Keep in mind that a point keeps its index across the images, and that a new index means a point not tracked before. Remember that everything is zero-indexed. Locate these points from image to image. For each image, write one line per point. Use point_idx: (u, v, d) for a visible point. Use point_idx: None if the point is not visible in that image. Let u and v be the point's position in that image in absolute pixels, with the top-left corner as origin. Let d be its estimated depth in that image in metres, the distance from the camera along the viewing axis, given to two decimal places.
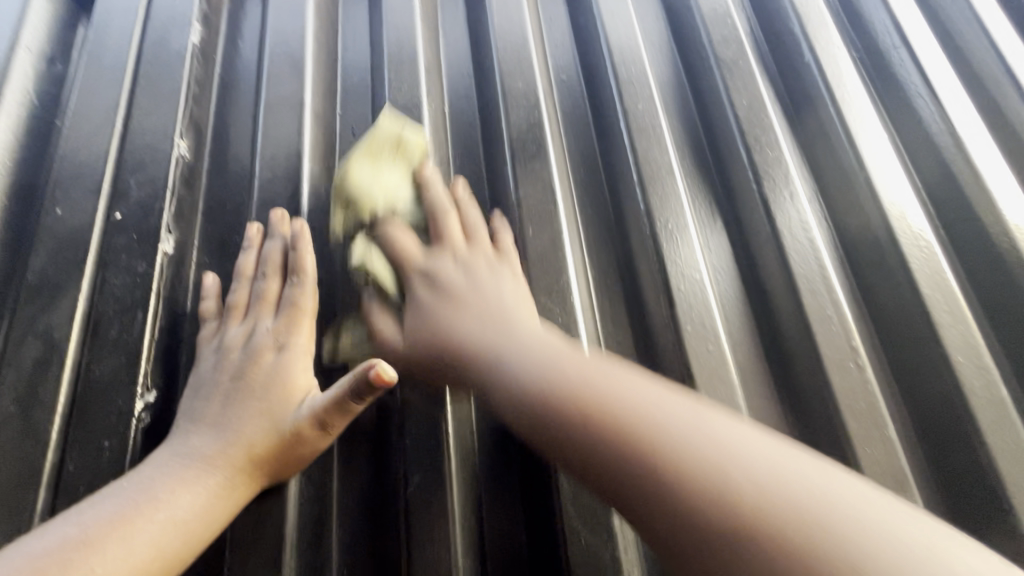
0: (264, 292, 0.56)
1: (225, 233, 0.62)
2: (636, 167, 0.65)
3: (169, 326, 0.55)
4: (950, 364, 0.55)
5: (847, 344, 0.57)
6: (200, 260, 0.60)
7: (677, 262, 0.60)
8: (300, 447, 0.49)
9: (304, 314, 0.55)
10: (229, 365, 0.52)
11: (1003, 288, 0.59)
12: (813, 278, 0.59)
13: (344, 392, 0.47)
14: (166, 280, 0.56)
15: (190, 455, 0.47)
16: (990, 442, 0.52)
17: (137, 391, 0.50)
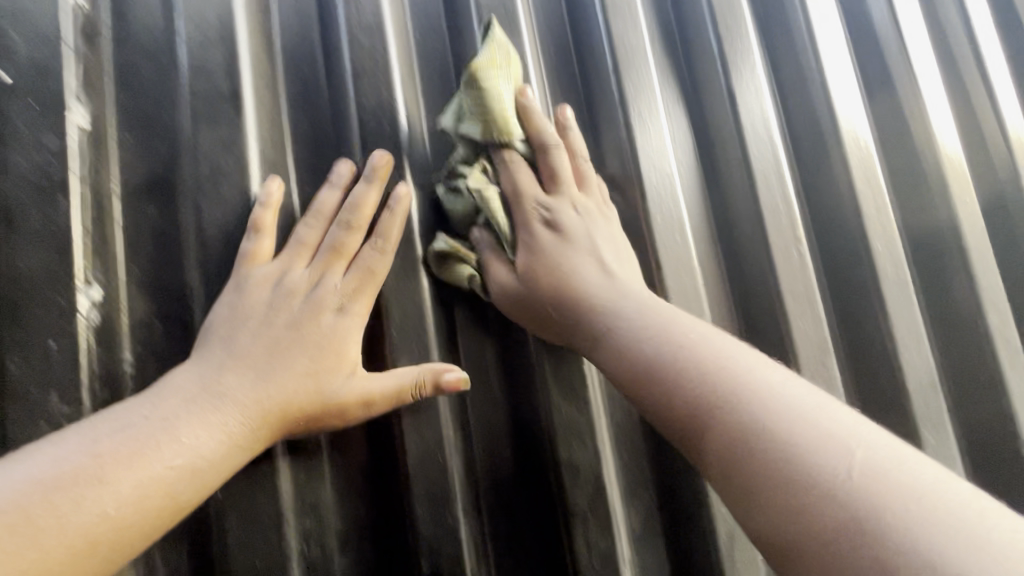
0: (341, 242, 0.51)
1: (145, 108, 0.52)
2: (613, 61, 0.63)
3: (99, 214, 0.50)
4: (874, 260, 0.63)
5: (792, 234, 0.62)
6: (120, 136, 0.52)
7: (651, 164, 0.61)
8: (340, 415, 0.48)
9: (372, 286, 0.51)
10: (279, 313, 0.49)
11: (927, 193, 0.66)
12: (770, 181, 0.63)
13: (406, 382, 0.49)
14: (85, 161, 0.50)
15: (218, 396, 0.45)
16: (894, 325, 0.62)
17: (77, 287, 0.47)
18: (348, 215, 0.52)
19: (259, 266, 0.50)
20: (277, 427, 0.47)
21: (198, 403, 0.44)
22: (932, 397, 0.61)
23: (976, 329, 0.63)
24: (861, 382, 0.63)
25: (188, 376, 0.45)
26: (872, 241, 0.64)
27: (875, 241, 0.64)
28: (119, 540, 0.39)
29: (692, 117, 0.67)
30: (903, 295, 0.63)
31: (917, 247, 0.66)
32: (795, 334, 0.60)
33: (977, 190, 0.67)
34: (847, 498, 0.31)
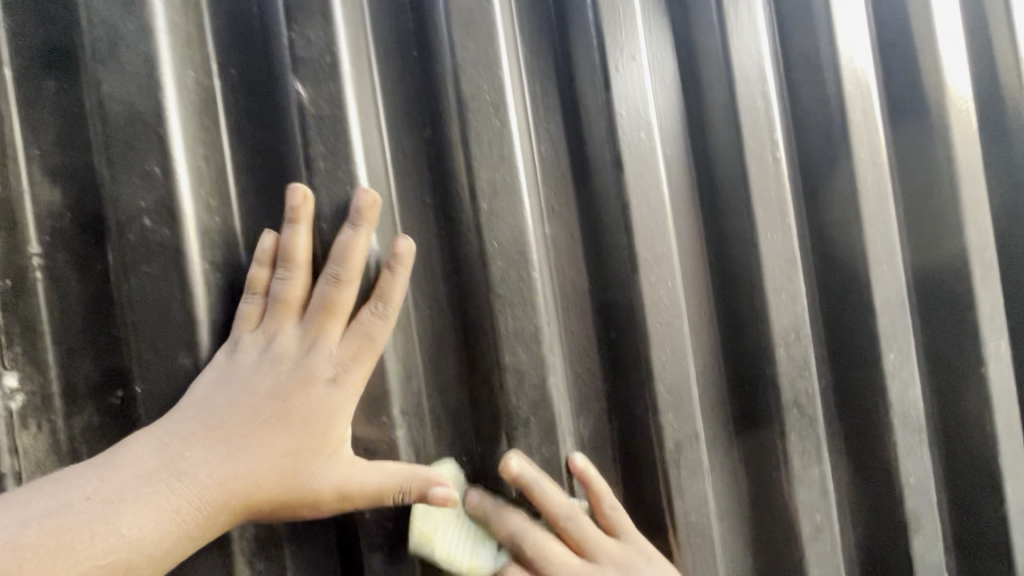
0: (330, 301, 0.46)
1: None
2: None
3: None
4: (858, 211, 0.60)
5: (768, 141, 0.58)
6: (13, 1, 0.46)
7: (626, 94, 0.54)
8: (313, 509, 0.46)
9: (368, 350, 0.46)
10: (260, 383, 0.45)
11: (919, 144, 0.64)
12: (757, 120, 0.58)
13: (394, 486, 0.46)
14: None
15: (181, 474, 0.41)
16: (873, 282, 0.60)
17: None
18: (335, 268, 0.46)
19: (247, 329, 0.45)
20: (241, 510, 0.43)
21: (159, 472, 0.41)
22: (896, 315, 0.61)
23: (944, 241, 0.63)
24: (825, 299, 0.62)
25: (140, 449, 0.42)
26: (852, 150, 0.61)
27: (856, 150, 0.61)
28: None
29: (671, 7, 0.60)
30: (877, 210, 0.61)
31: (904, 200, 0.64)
32: (765, 249, 0.57)
33: (973, 143, 0.64)
34: None
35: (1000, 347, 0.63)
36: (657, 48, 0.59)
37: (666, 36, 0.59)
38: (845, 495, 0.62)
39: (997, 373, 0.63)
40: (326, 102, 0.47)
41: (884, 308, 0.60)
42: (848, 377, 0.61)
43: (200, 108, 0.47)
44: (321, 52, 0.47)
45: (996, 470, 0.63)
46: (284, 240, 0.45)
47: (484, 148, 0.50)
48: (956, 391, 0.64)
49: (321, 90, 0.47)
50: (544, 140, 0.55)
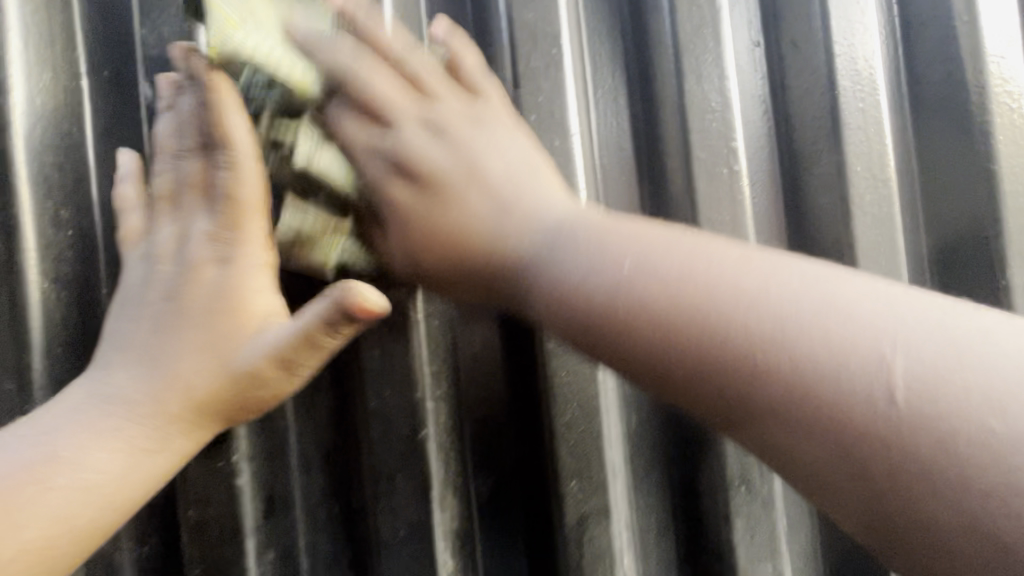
0: (199, 171, 0.41)
1: None
2: None
3: None
4: (853, 256, 0.48)
5: (726, 146, 0.46)
6: None
7: (541, 114, 0.45)
8: (259, 389, 0.38)
9: (252, 202, 0.40)
10: (161, 282, 0.40)
11: (943, 174, 0.51)
12: (716, 140, 0.46)
13: (312, 322, 0.35)
14: None
15: (104, 398, 0.37)
16: None
17: None
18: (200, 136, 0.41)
19: (132, 243, 0.43)
20: (190, 414, 0.38)
21: (79, 412, 0.37)
22: None
23: (974, 287, 0.49)
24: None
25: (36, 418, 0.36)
26: (844, 160, 0.48)
27: (849, 160, 0.48)
28: None
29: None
30: (877, 236, 0.47)
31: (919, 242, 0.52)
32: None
33: None
34: (816, 377, 0.28)
35: None
36: (596, 38, 0.50)
37: (613, 40, 0.50)
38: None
39: None
40: (183, 120, 0.42)
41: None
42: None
43: (58, 110, 0.44)
44: (175, 50, 0.42)
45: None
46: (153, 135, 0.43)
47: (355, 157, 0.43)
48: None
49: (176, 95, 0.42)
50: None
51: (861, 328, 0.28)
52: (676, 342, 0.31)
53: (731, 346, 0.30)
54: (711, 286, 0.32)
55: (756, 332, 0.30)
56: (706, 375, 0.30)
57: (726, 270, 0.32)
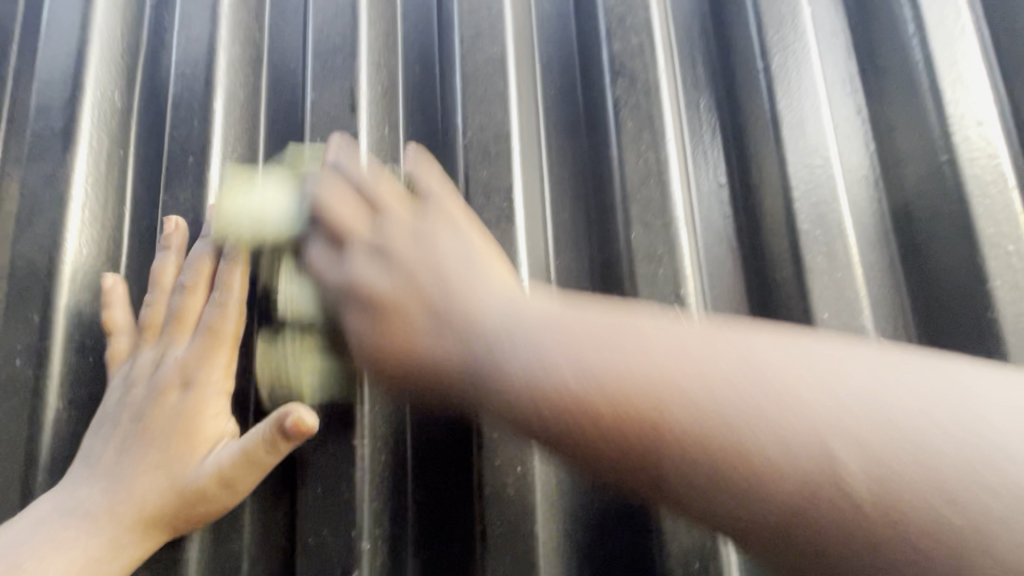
0: (181, 311, 0.49)
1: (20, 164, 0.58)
2: (465, 127, 0.51)
3: None
4: None
5: (675, 293, 0.45)
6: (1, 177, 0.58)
7: None
8: (201, 505, 0.45)
9: (228, 337, 0.48)
10: (135, 400, 0.47)
11: (938, 317, 0.47)
12: (662, 286, 0.45)
13: (256, 441, 0.43)
14: None
15: (77, 500, 0.44)
16: None
17: None
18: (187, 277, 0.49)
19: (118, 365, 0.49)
20: (143, 528, 0.44)
21: (63, 512, 0.44)
22: None
23: None
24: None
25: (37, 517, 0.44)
26: (812, 305, 0.45)
27: (816, 304, 0.45)
28: None
29: (581, 139, 0.53)
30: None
31: None
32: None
33: None
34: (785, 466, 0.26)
35: None
36: (558, 185, 0.53)
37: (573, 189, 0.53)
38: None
39: None
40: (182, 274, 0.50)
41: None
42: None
43: (98, 257, 0.53)
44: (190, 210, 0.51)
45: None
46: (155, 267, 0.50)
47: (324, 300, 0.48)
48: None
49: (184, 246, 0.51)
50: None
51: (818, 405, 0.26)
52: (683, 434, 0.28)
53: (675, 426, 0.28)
54: (681, 375, 0.29)
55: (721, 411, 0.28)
56: (681, 454, 0.28)
57: (706, 369, 0.29)
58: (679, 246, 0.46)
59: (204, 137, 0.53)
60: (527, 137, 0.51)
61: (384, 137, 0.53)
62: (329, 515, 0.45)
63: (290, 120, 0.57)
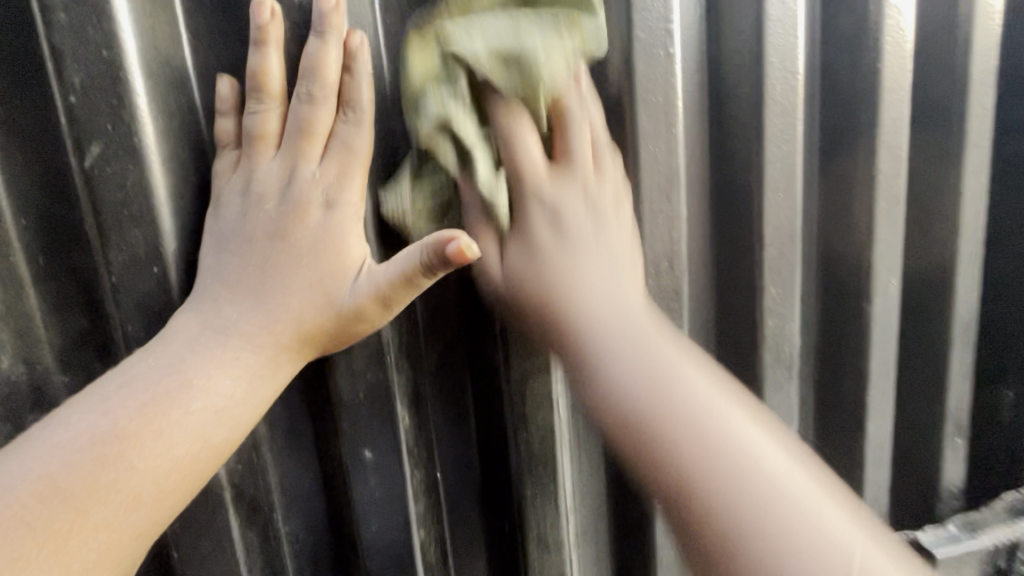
0: (306, 121, 0.41)
1: None
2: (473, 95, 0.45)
3: None
4: (757, 351, 0.58)
5: (673, 272, 0.53)
6: None
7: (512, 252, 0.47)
8: (359, 324, 0.42)
9: (364, 159, 0.42)
10: (267, 220, 0.41)
11: (838, 265, 0.62)
12: (660, 263, 0.52)
13: (413, 267, 0.40)
14: None
15: (221, 330, 0.40)
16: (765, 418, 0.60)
17: None
18: (305, 85, 0.40)
19: (223, 184, 0.41)
20: (296, 346, 0.42)
21: (198, 345, 0.39)
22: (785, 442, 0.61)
23: (850, 357, 0.63)
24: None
25: (143, 358, 0.38)
26: (764, 285, 0.57)
27: (769, 285, 0.57)
28: (164, 493, 0.37)
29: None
30: (781, 352, 0.58)
31: (824, 324, 0.63)
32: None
33: (896, 268, 0.61)
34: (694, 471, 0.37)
35: (879, 474, 0.66)
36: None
37: None
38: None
39: (868, 502, 0.66)
40: (141, 266, 0.40)
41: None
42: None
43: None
44: (135, 196, 0.39)
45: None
46: (253, 67, 0.40)
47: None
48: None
49: (135, 248, 0.40)
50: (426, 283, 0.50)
51: (780, 494, 0.36)
52: (640, 404, 0.41)
53: (663, 416, 0.40)
54: (705, 419, 0.39)
55: (706, 445, 0.38)
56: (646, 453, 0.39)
57: (738, 430, 0.39)
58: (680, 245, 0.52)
59: (124, 102, 0.38)
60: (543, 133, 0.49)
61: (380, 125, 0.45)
62: (381, 494, 0.49)
63: (226, 69, 0.42)
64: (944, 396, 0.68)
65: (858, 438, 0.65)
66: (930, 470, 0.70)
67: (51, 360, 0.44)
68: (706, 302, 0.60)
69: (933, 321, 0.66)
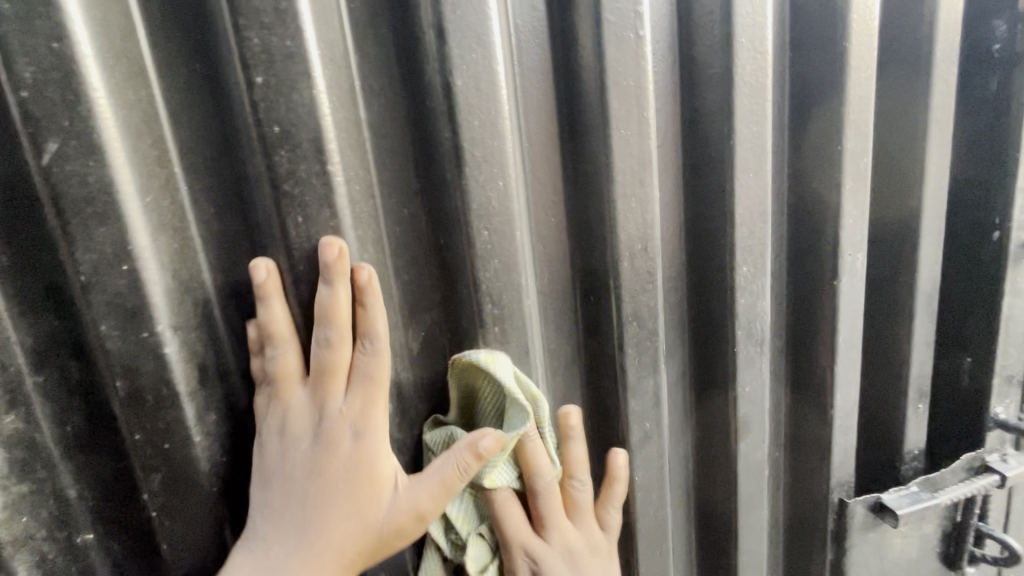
0: (327, 362, 0.45)
1: None
2: (443, 83, 0.45)
3: None
4: (729, 329, 0.60)
5: (648, 254, 0.54)
6: None
7: (484, 235, 0.48)
8: (398, 537, 0.48)
9: (382, 386, 0.46)
10: (303, 457, 0.46)
11: (807, 242, 0.64)
12: (634, 248, 0.53)
13: (450, 470, 0.47)
14: None
15: (272, 567, 0.45)
16: (739, 392, 0.62)
17: None
18: (322, 331, 0.44)
19: (263, 420, 0.46)
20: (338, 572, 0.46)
21: None
22: (757, 414, 0.63)
23: (817, 331, 0.66)
24: (690, 400, 0.65)
25: None
26: (736, 264, 0.58)
27: (739, 264, 0.58)
28: None
29: (558, 108, 0.52)
30: (753, 329, 0.60)
31: (791, 299, 0.67)
32: (633, 383, 0.56)
33: (862, 244, 0.63)
34: None
35: (847, 440, 0.69)
36: (542, 158, 0.52)
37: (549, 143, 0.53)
38: (694, 562, 0.71)
39: (836, 467, 0.69)
40: (107, 265, 0.40)
41: (742, 421, 0.63)
42: (708, 470, 0.67)
43: None
44: (98, 191, 0.38)
45: (830, 537, 0.71)
46: (263, 319, 0.45)
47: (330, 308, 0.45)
48: (802, 469, 0.71)
49: (102, 246, 0.39)
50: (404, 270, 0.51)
51: None
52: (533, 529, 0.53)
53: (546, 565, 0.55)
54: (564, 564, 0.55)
55: None
56: None
57: None
58: (653, 226, 0.53)
59: (78, 95, 0.37)
60: (516, 116, 0.49)
61: (353, 114, 0.45)
62: None
63: (196, 62, 0.42)
64: (909, 368, 0.70)
65: (828, 407, 0.67)
66: (892, 432, 0.73)
67: (23, 360, 0.43)
68: (680, 279, 0.61)
69: (899, 293, 0.69)
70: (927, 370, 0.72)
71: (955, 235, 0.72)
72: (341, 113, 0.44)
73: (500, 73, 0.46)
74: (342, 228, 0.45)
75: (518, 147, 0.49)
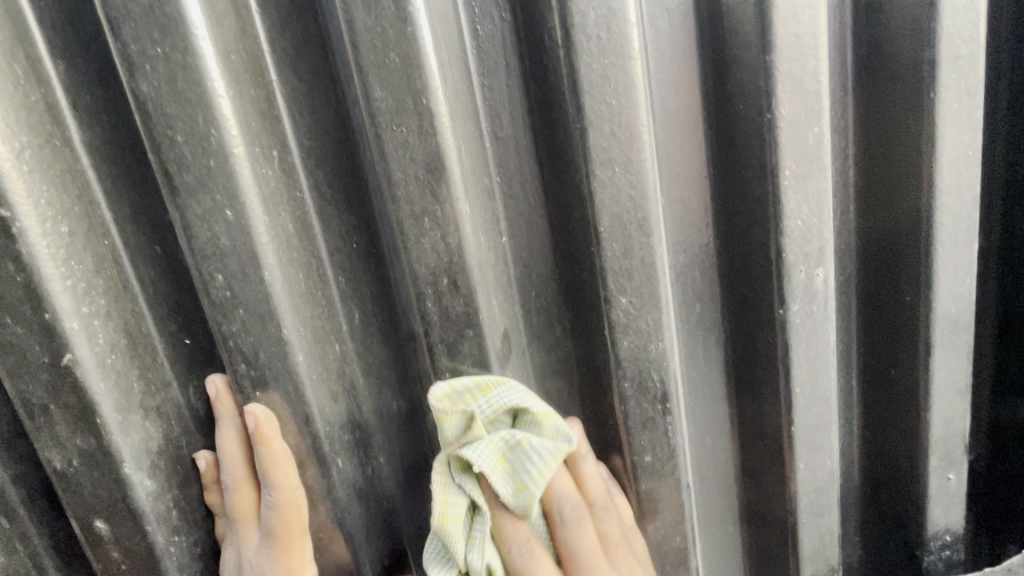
0: (242, 502, 0.42)
1: None
2: (131, 89, 0.35)
3: None
4: (613, 382, 0.44)
5: (462, 291, 0.40)
6: None
7: (222, 279, 0.37)
8: None
9: (298, 534, 0.42)
10: None
11: (742, 252, 0.45)
12: (439, 285, 0.39)
13: None
14: None
15: None
16: (638, 465, 0.46)
17: None
18: (234, 471, 0.42)
19: (174, 562, 0.43)
20: None
21: None
22: (669, 491, 0.47)
23: (764, 376, 0.47)
24: None
25: None
26: (610, 296, 0.42)
27: (615, 296, 0.42)
28: None
29: (334, 106, 0.40)
30: (646, 381, 0.44)
31: (732, 331, 0.48)
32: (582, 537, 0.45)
33: (822, 252, 0.43)
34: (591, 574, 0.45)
35: (822, 524, 0.50)
36: (319, 173, 0.41)
37: (330, 151, 0.41)
38: None
39: (808, 557, 0.50)
40: None
41: (646, 501, 0.47)
42: None
43: None
44: None
45: None
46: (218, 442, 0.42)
47: (41, 370, 0.38)
48: (765, 557, 0.53)
49: None
50: (169, 317, 0.43)
51: None
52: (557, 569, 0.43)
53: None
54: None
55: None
56: None
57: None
58: (466, 254, 0.39)
59: None
60: (258, 122, 0.37)
61: (58, 140, 0.37)
62: (135, 563, 0.42)
63: None
64: (924, 424, 0.49)
65: (788, 483, 0.48)
66: (908, 511, 0.52)
67: None
68: (549, 314, 0.46)
69: (906, 317, 0.47)
70: (958, 427, 0.49)
71: (1010, 227, 0.49)
72: (32, 142, 0.36)
73: (208, 68, 0.34)
74: (40, 281, 0.36)
75: (264, 162, 0.38)
